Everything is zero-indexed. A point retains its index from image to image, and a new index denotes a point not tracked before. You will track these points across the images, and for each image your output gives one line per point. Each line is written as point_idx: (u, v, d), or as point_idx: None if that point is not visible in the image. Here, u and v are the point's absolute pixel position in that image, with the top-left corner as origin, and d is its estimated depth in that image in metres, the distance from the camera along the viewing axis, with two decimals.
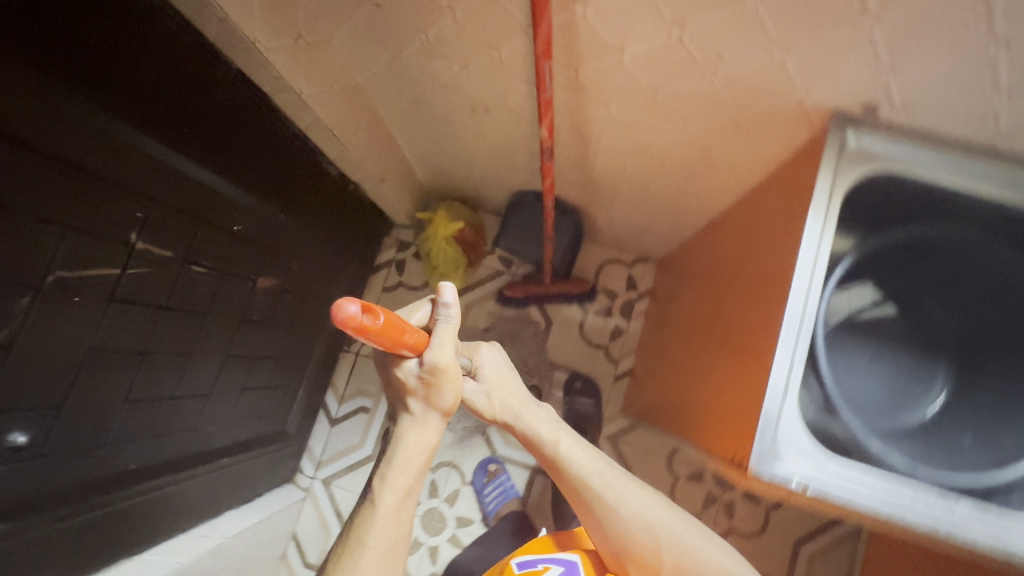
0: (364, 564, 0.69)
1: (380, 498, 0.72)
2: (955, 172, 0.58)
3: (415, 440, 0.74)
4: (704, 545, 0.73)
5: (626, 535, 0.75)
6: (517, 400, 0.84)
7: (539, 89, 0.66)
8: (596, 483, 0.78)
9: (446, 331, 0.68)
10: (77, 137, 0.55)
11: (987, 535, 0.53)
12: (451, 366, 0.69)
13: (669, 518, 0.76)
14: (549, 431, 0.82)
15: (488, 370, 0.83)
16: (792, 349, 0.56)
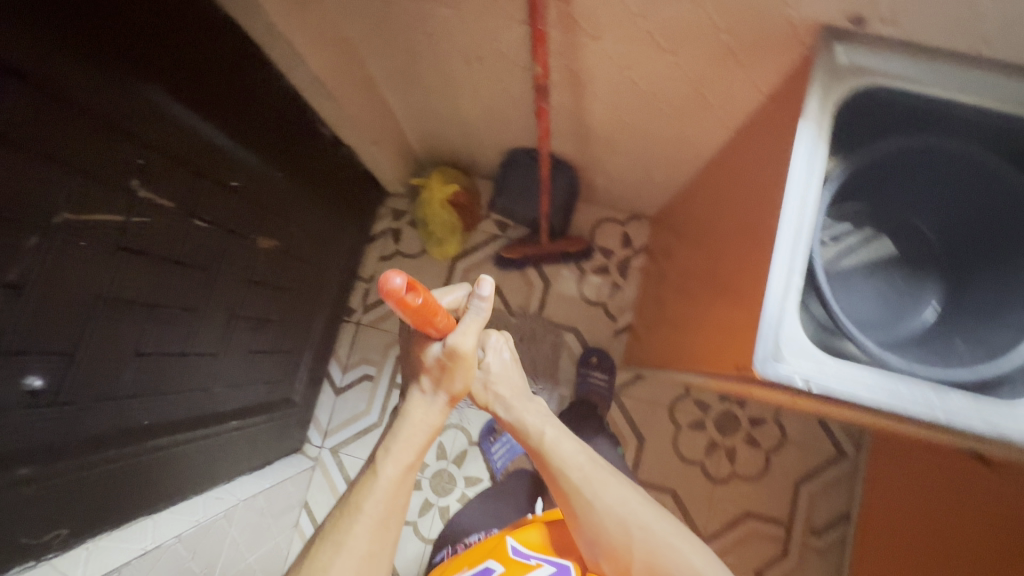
0: (357, 529, 0.69)
1: (381, 468, 0.72)
2: (943, 79, 0.60)
3: (420, 421, 0.75)
4: (679, 542, 0.73)
5: (602, 528, 0.75)
6: (512, 392, 0.85)
7: (533, 21, 0.66)
8: (577, 478, 0.78)
9: (474, 322, 0.72)
10: (80, 77, 0.55)
11: (981, 420, 0.56)
12: (471, 355, 0.72)
13: (648, 514, 0.76)
14: (535, 422, 0.82)
15: (494, 364, 0.84)
16: (791, 258, 0.58)
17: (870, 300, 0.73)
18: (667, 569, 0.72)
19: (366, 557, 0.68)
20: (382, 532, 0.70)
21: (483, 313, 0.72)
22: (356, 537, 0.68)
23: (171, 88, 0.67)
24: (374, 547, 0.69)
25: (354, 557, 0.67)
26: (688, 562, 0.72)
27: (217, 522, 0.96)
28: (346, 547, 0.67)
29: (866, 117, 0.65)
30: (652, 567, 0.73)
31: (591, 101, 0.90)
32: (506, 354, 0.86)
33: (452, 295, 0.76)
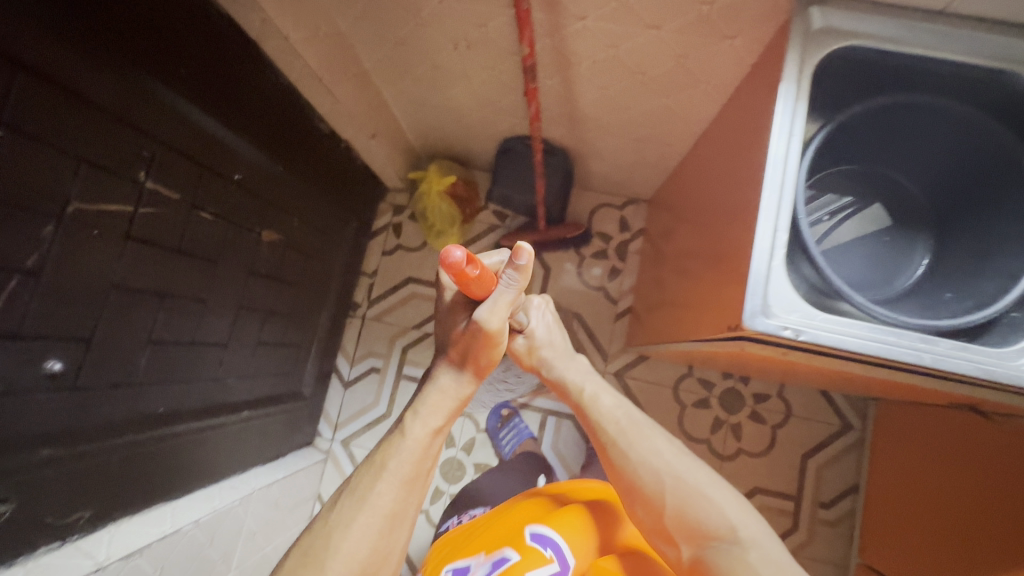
0: (381, 486, 0.69)
1: (409, 428, 0.74)
2: (917, 35, 0.62)
3: (449, 387, 0.76)
4: (712, 492, 0.69)
5: (634, 475, 0.72)
6: (554, 354, 0.87)
7: (517, 1, 0.68)
8: (612, 430, 0.76)
9: (504, 295, 0.69)
10: (87, 70, 0.58)
11: (969, 363, 0.56)
12: (498, 331, 0.70)
13: (683, 464, 0.72)
14: (576, 378, 0.84)
15: (537, 328, 0.88)
16: (775, 215, 0.60)
17: (862, 262, 0.76)
18: (699, 519, 0.67)
19: (389, 515, 0.68)
20: (406, 491, 0.70)
21: (513, 286, 0.68)
22: (381, 495, 0.69)
23: (172, 82, 0.69)
24: (398, 506, 0.69)
25: (376, 514, 0.67)
26: (721, 511, 0.67)
27: (233, 509, 0.98)
28: (369, 503, 0.68)
29: (843, 80, 0.68)
30: (684, 517, 0.68)
31: (580, 82, 0.92)
32: (547, 317, 0.89)
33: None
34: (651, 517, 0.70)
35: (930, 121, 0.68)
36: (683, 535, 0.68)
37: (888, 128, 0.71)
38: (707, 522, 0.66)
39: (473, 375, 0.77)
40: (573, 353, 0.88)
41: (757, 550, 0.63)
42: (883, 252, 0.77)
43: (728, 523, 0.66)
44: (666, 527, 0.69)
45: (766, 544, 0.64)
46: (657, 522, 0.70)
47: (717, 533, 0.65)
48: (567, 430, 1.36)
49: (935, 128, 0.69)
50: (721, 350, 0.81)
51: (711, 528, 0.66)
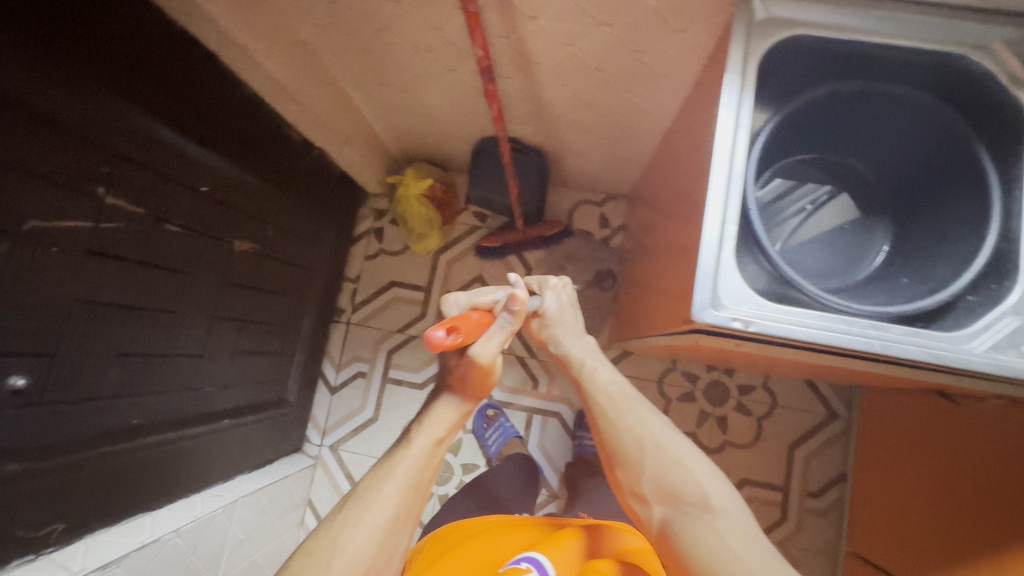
0: (387, 488, 0.70)
1: (415, 437, 0.74)
2: (861, 20, 0.62)
3: (454, 403, 0.76)
4: (691, 463, 0.69)
5: (618, 442, 0.73)
6: (564, 331, 0.85)
7: (464, 3, 0.68)
8: (603, 401, 0.77)
9: (499, 334, 0.69)
10: (41, 89, 0.59)
11: (919, 348, 0.57)
12: (491, 365, 0.71)
13: (666, 435, 0.72)
14: (579, 353, 0.83)
15: (551, 305, 0.85)
16: (723, 208, 0.61)
17: (824, 250, 0.80)
18: (675, 484, 0.67)
19: (394, 519, 0.68)
20: (411, 496, 0.70)
21: (508, 326, 0.68)
22: (386, 498, 0.69)
23: (133, 98, 0.71)
24: (403, 510, 0.69)
25: (382, 516, 0.67)
26: (697, 480, 0.67)
27: (216, 518, 0.99)
28: (375, 506, 0.68)
29: (795, 70, 0.68)
30: (661, 481, 0.68)
31: (542, 80, 0.92)
32: (563, 299, 0.85)
33: (489, 295, 0.73)
34: (629, 481, 0.71)
35: (881, 106, 0.69)
36: (658, 498, 0.68)
37: (843, 115, 0.71)
38: (681, 489, 0.67)
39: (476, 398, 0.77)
40: (582, 333, 0.86)
41: (727, 518, 0.63)
42: (841, 240, 0.80)
43: (702, 492, 0.66)
44: (643, 491, 0.70)
45: (736, 514, 0.64)
46: (633, 485, 0.71)
47: (690, 499, 0.66)
48: (553, 427, 1.37)
49: (890, 112, 0.70)
50: (689, 343, 0.81)
51: (684, 494, 0.66)
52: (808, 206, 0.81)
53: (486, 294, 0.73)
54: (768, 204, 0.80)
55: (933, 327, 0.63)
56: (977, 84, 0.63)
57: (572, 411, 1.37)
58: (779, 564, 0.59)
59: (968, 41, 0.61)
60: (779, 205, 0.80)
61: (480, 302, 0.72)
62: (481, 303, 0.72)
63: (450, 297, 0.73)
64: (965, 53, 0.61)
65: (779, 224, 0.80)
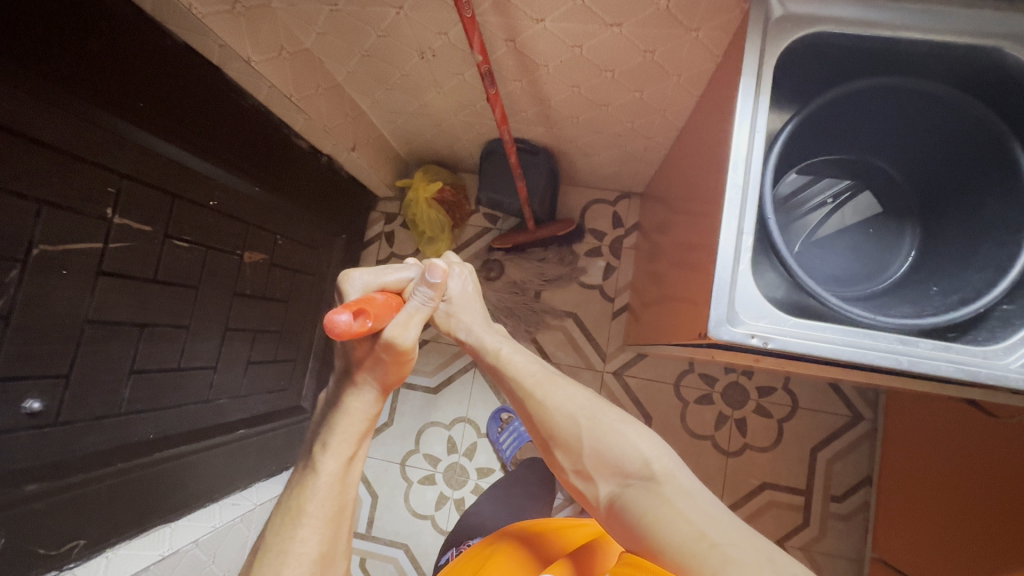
0: (303, 530, 0.64)
1: (320, 463, 0.66)
2: (887, 14, 0.59)
3: (358, 408, 0.68)
4: (628, 430, 0.65)
5: (550, 422, 0.69)
6: (472, 318, 0.80)
7: (460, 8, 0.66)
8: (528, 381, 0.72)
9: (417, 313, 0.67)
10: (42, 114, 0.59)
11: (951, 364, 0.55)
12: (411, 350, 0.65)
13: (598, 408, 0.68)
14: (493, 340, 0.78)
15: (454, 288, 0.81)
16: (740, 218, 0.58)
17: (846, 253, 0.76)
18: (614, 456, 0.64)
19: (319, 559, 0.64)
20: (332, 530, 0.66)
21: (427, 302, 0.67)
22: (303, 542, 0.64)
23: (137, 116, 0.70)
24: (327, 548, 0.65)
25: (303, 562, 0.63)
26: (635, 448, 0.63)
27: (234, 526, 1.01)
28: (292, 554, 0.63)
29: (816, 67, 0.65)
30: (601, 455, 0.64)
31: (548, 82, 0.90)
32: (468, 286, 0.82)
33: (397, 274, 0.70)
34: (569, 461, 0.67)
35: (906, 101, 0.65)
36: (601, 473, 0.64)
37: (863, 111, 0.68)
38: (622, 460, 0.63)
39: (382, 393, 0.69)
40: (491, 322, 0.83)
41: (672, 483, 0.59)
42: (867, 243, 0.77)
43: (642, 458, 0.62)
44: (586, 468, 0.66)
45: (680, 475, 0.60)
46: (574, 465, 0.67)
47: (633, 469, 0.62)
48: None
49: (913, 108, 0.66)
50: (705, 352, 0.79)
51: (627, 465, 0.62)
52: (829, 199, 0.77)
53: (396, 272, 0.70)
54: (786, 198, 0.77)
55: (966, 338, 0.60)
56: (1013, 79, 0.60)
57: None
58: (733, 521, 0.54)
59: (1003, 32, 0.57)
60: (800, 197, 0.77)
61: (388, 282, 0.69)
62: (389, 282, 0.69)
63: (353, 273, 0.67)
64: (999, 45, 0.57)
65: (799, 218, 0.77)
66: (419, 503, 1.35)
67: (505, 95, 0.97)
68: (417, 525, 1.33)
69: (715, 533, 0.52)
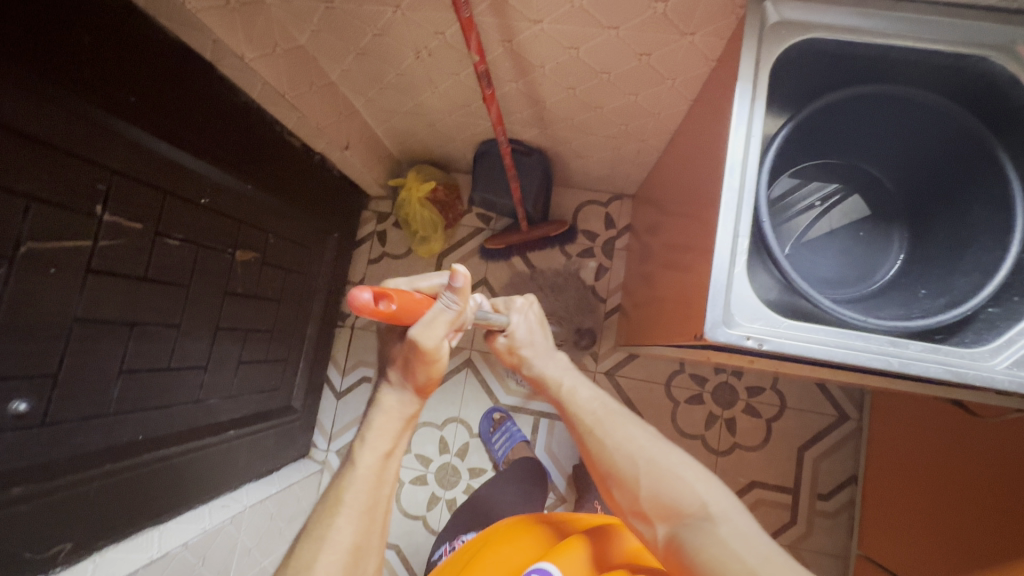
0: (339, 520, 0.65)
1: (359, 457, 0.69)
2: (880, 22, 0.60)
3: (393, 407, 0.71)
4: (683, 471, 0.66)
5: (609, 461, 0.70)
6: (534, 350, 0.82)
7: (457, 8, 0.66)
8: (589, 421, 0.74)
9: (443, 315, 0.60)
10: (30, 109, 0.57)
11: (939, 365, 0.56)
12: (435, 351, 0.62)
13: (658, 448, 0.69)
14: (555, 373, 0.80)
15: (519, 328, 0.81)
16: (735, 221, 0.59)
17: (837, 257, 0.78)
18: (672, 497, 0.64)
19: (352, 549, 0.64)
20: (367, 522, 0.66)
21: (453, 305, 0.60)
22: (339, 530, 0.64)
23: (128, 111, 0.69)
24: (360, 539, 0.65)
25: (337, 552, 0.63)
26: (691, 488, 0.64)
27: (224, 528, 0.99)
28: (330, 541, 0.63)
29: (809, 72, 0.66)
30: (658, 495, 0.65)
31: (544, 83, 0.90)
32: (530, 316, 0.83)
33: (429, 280, 0.68)
34: (627, 501, 0.67)
35: (897, 108, 0.66)
36: (656, 513, 0.64)
37: (856, 116, 0.69)
38: (678, 501, 0.63)
39: (419, 395, 0.71)
40: (555, 351, 0.83)
41: (727, 523, 0.59)
42: (857, 247, 0.79)
43: (698, 499, 0.63)
44: (642, 509, 0.66)
45: (737, 516, 0.60)
46: (632, 505, 0.67)
47: (689, 510, 0.62)
48: (560, 430, 1.35)
49: (903, 115, 0.68)
50: (698, 353, 0.80)
51: (682, 504, 0.63)
52: (818, 202, 0.79)
53: (429, 278, 0.68)
54: (777, 200, 0.78)
55: (953, 340, 0.62)
56: (1001, 87, 0.61)
57: None
58: (784, 558, 0.56)
59: (990, 41, 0.59)
60: (789, 199, 0.79)
61: (421, 288, 0.67)
62: (423, 287, 0.67)
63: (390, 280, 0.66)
64: (988, 55, 0.59)
65: (789, 220, 0.79)
66: (411, 504, 1.34)
67: (500, 95, 0.97)
68: (409, 525, 1.33)
69: (765, 570, 0.54)
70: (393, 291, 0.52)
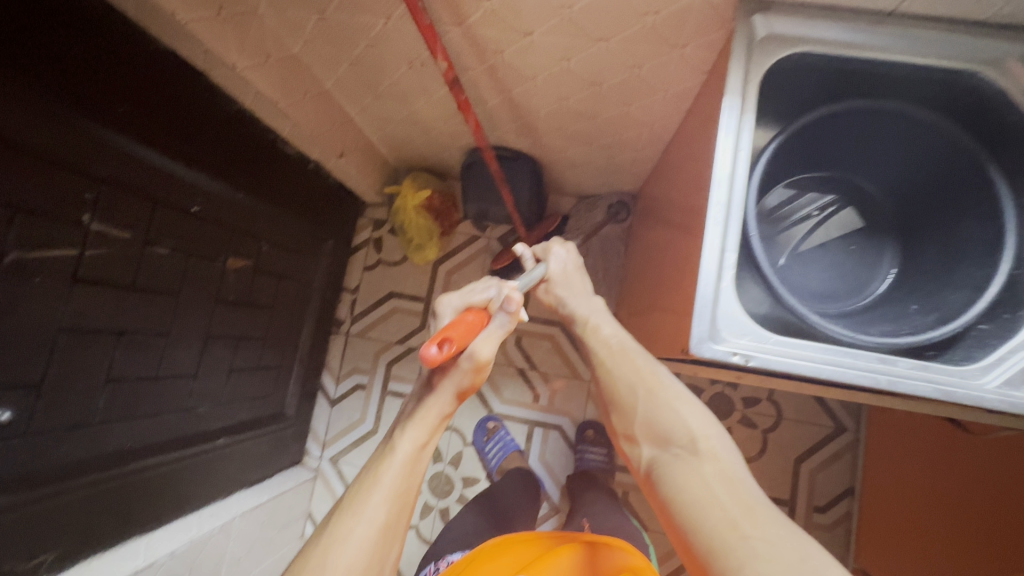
0: (375, 498, 0.64)
1: (398, 444, 0.69)
2: (869, 37, 0.59)
3: (436, 404, 0.72)
4: (681, 406, 0.66)
5: (612, 387, 0.72)
6: (568, 289, 0.85)
7: (417, 15, 0.66)
8: (603, 351, 0.76)
9: (496, 332, 0.69)
10: (18, 120, 0.57)
11: (927, 384, 0.55)
12: (487, 364, 0.69)
13: (663, 382, 0.69)
14: (581, 307, 0.83)
15: (556, 271, 0.86)
16: (723, 236, 0.58)
17: (830, 269, 0.78)
18: (663, 427, 0.65)
19: (384, 527, 0.63)
20: (400, 506, 0.65)
21: (506, 325, 0.68)
22: (374, 508, 0.63)
23: (118, 121, 0.69)
24: (392, 519, 0.64)
25: (371, 526, 0.62)
26: (685, 422, 0.64)
27: (213, 537, 0.99)
28: (363, 517, 0.63)
29: (798, 85, 0.66)
30: (651, 423, 0.66)
31: (537, 92, 0.90)
32: (567, 264, 0.87)
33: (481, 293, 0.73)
34: (622, 424, 0.70)
35: (887, 121, 0.66)
36: (648, 439, 0.66)
37: (848, 129, 0.69)
38: (669, 431, 0.64)
39: (459, 397, 0.73)
40: (591, 293, 0.86)
41: (713, 463, 0.59)
42: (849, 261, 0.78)
43: (690, 435, 0.63)
44: (635, 434, 0.68)
45: (726, 457, 0.60)
46: (626, 429, 0.69)
47: (678, 441, 0.63)
48: (554, 440, 1.34)
49: (895, 129, 0.67)
50: (689, 367, 0.79)
51: (674, 436, 0.64)
52: (815, 213, 0.78)
53: (480, 292, 0.72)
54: (772, 211, 0.78)
55: (944, 357, 0.62)
56: (992, 103, 0.61)
57: (573, 424, 1.35)
58: (768, 509, 0.53)
59: (981, 57, 0.58)
60: (784, 210, 0.78)
61: (474, 300, 0.72)
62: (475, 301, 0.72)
63: (443, 298, 0.74)
64: (978, 70, 0.58)
65: (784, 231, 0.78)
66: None
67: (494, 104, 0.97)
68: None
69: (739, 514, 0.52)
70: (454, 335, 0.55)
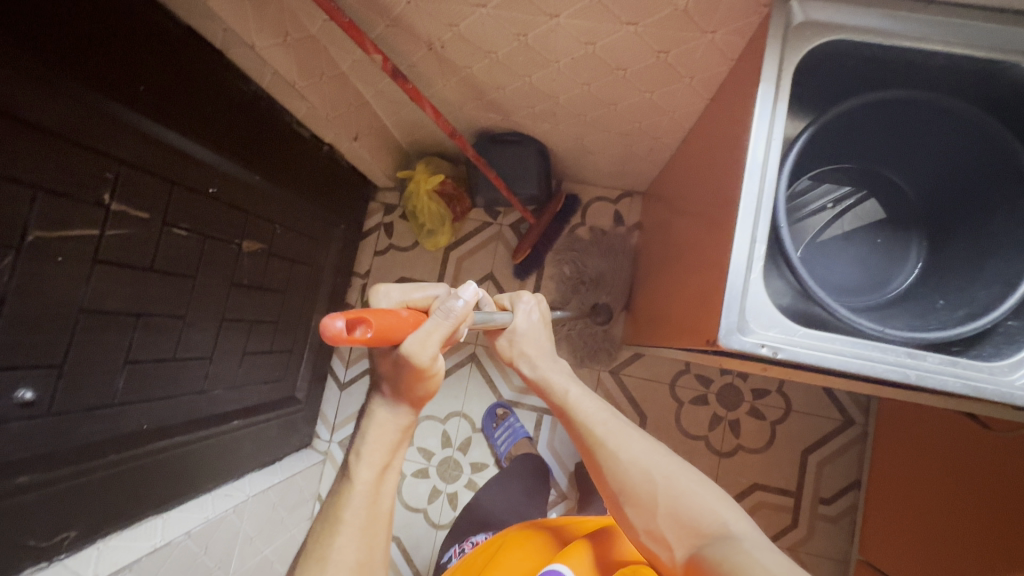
0: (340, 539, 0.63)
1: (356, 474, 0.66)
2: (908, 25, 0.58)
3: (388, 420, 0.67)
4: (703, 489, 0.66)
5: (623, 477, 0.69)
6: (536, 352, 0.87)
7: (334, 14, 0.72)
8: (599, 431, 0.74)
9: (439, 328, 0.58)
10: (39, 96, 0.56)
11: (956, 379, 0.55)
12: (429, 367, 0.58)
13: (674, 467, 0.69)
14: (559, 380, 0.83)
15: (521, 323, 0.88)
16: (753, 228, 0.57)
17: (852, 263, 0.77)
18: (691, 515, 0.63)
19: (355, 568, 0.63)
20: (368, 540, 0.65)
21: (450, 317, 0.58)
22: (340, 549, 0.63)
23: (140, 100, 0.68)
24: (364, 556, 0.64)
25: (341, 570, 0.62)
26: (712, 509, 0.63)
27: (227, 518, 1.00)
28: (331, 562, 0.62)
29: (831, 73, 0.65)
30: (677, 515, 0.64)
31: (559, 78, 0.88)
32: (534, 316, 0.88)
33: (424, 292, 0.66)
34: (642, 520, 0.66)
35: (918, 113, 0.65)
36: (676, 534, 0.63)
37: (878, 120, 0.68)
38: (698, 519, 0.62)
39: (412, 406, 0.67)
40: (555, 357, 0.88)
41: (749, 539, 0.58)
42: (873, 254, 0.78)
43: (719, 519, 0.62)
44: (659, 529, 0.65)
45: (755, 536, 0.59)
46: (647, 525, 0.66)
47: (709, 528, 0.61)
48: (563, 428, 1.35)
49: (924, 121, 0.66)
50: (707, 358, 0.79)
51: (703, 523, 0.62)
52: (830, 204, 0.78)
53: (423, 290, 0.66)
54: (793, 197, 0.78)
55: (972, 352, 0.61)
56: None
57: None
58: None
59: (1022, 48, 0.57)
60: (799, 201, 0.78)
61: (415, 299, 0.65)
62: (416, 300, 0.65)
63: (382, 288, 0.65)
64: (1016, 62, 0.57)
65: (798, 223, 0.78)
66: (413, 496, 1.35)
67: (513, 89, 0.96)
68: (409, 517, 1.33)
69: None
70: (370, 317, 0.48)
